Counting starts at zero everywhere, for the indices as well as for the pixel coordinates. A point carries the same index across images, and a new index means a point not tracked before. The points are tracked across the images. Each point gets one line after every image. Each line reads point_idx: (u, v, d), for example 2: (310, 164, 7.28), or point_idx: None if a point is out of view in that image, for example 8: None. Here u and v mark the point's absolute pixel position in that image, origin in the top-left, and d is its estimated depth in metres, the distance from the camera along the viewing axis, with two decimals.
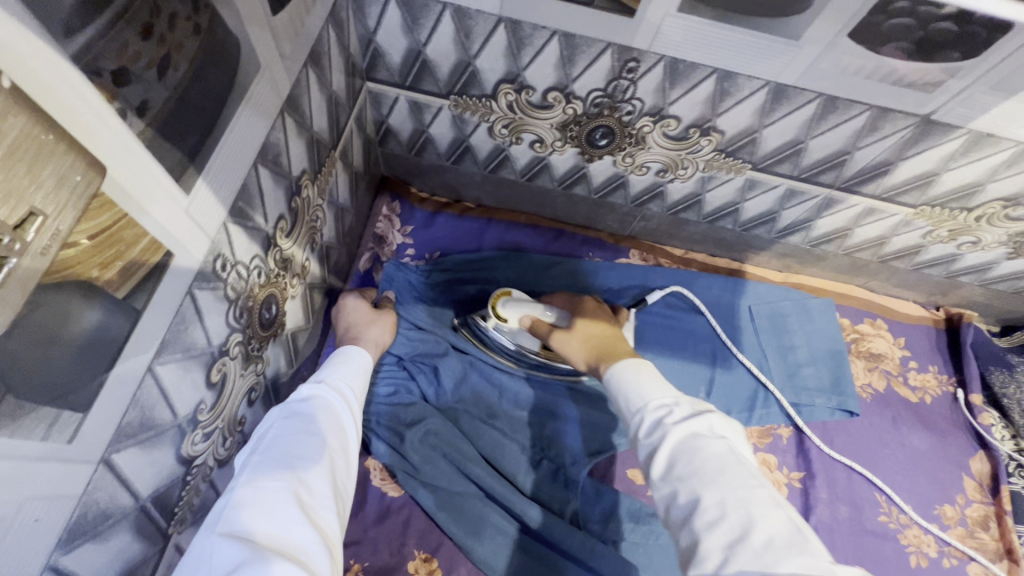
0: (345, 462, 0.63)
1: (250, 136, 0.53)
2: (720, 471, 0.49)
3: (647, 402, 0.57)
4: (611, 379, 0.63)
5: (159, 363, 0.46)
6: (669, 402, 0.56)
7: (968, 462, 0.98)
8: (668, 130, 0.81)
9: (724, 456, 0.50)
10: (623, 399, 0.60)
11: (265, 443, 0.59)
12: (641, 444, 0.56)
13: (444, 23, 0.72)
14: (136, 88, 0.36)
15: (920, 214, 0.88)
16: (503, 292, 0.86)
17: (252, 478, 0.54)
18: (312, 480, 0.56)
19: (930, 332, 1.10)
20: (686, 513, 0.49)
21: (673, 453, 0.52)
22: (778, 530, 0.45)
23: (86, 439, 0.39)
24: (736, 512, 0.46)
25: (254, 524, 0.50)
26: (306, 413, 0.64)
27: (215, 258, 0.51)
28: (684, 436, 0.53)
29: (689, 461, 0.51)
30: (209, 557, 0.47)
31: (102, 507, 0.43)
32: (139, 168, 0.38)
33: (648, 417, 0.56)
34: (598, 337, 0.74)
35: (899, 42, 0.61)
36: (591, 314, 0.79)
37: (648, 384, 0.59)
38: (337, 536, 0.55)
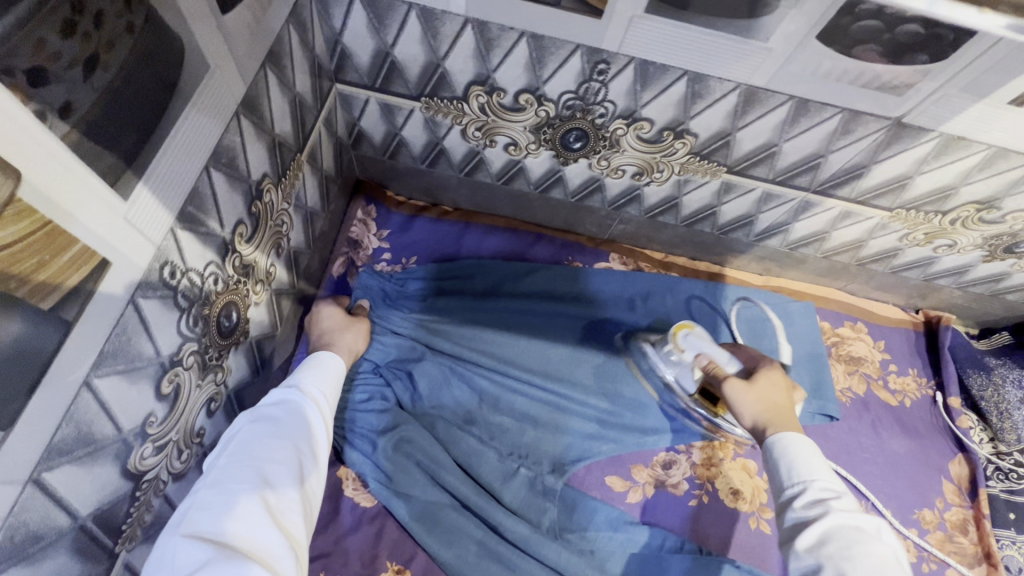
0: (316, 465, 0.62)
1: (200, 139, 0.51)
2: (880, 568, 0.51)
3: (814, 480, 0.59)
4: (773, 443, 0.64)
5: (98, 376, 0.44)
6: (837, 489, 0.58)
7: (947, 466, 0.98)
8: (642, 132, 0.80)
9: (884, 557, 0.52)
10: (783, 465, 0.62)
11: (231, 447, 0.58)
12: (793, 512, 0.59)
13: (411, 24, 0.71)
14: (57, 88, 0.34)
15: (896, 217, 0.88)
16: (687, 323, 0.85)
17: (218, 479, 0.54)
18: (280, 482, 0.56)
19: (909, 335, 1.10)
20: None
21: (830, 532, 0.55)
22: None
23: (7, 460, 0.37)
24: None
25: (218, 526, 0.50)
26: (276, 418, 0.62)
27: (162, 265, 0.49)
28: (848, 523, 0.55)
29: (848, 546, 0.53)
30: (172, 559, 0.47)
31: (32, 529, 0.41)
32: (65, 172, 0.36)
33: (811, 494, 0.58)
34: (775, 401, 0.70)
35: (868, 44, 0.60)
36: (778, 377, 0.74)
37: (815, 464, 0.61)
38: (302, 538, 0.56)
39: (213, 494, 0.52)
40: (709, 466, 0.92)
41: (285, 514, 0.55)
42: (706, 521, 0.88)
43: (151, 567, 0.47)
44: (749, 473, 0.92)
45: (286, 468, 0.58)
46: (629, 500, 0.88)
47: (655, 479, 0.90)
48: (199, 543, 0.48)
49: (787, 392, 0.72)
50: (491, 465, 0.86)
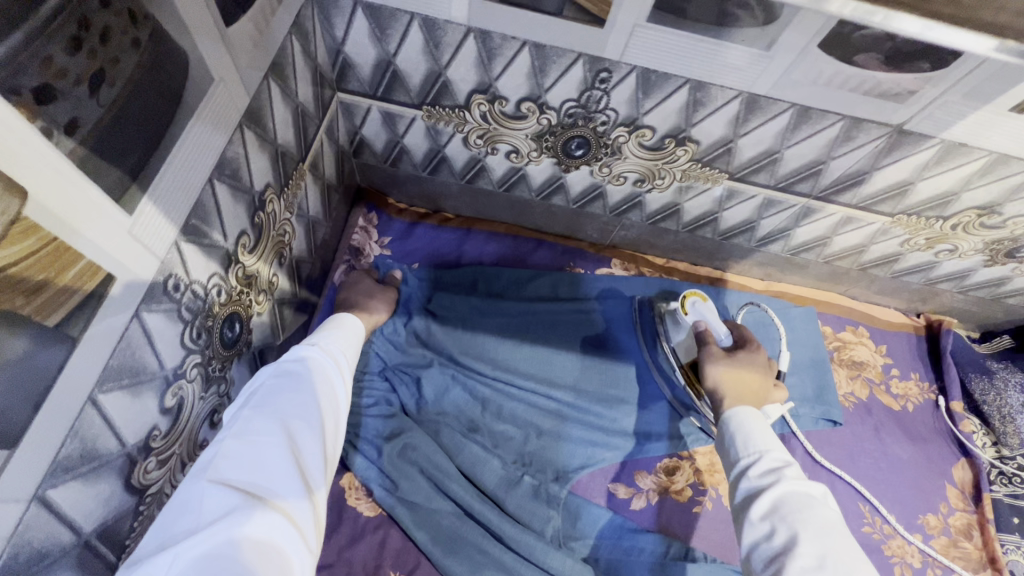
0: (336, 421, 0.62)
1: (205, 151, 0.51)
2: (826, 533, 0.51)
3: (768, 451, 0.60)
4: (731, 416, 0.66)
5: (102, 392, 0.44)
6: (789, 460, 0.59)
7: (950, 471, 0.98)
8: (644, 140, 0.80)
9: (832, 522, 0.53)
10: (740, 437, 0.63)
11: (255, 398, 0.57)
12: (747, 482, 0.59)
13: (413, 34, 0.71)
14: (63, 105, 0.34)
15: (897, 222, 0.88)
16: (698, 294, 0.88)
17: (242, 430, 0.52)
18: (304, 436, 0.55)
19: (911, 339, 1.10)
20: (776, 553, 0.52)
21: (781, 499, 0.55)
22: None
23: (11, 480, 0.37)
24: (835, 567, 0.48)
25: (244, 475, 0.49)
26: (298, 374, 0.61)
27: (166, 278, 0.49)
28: (799, 491, 0.55)
29: (799, 512, 0.53)
30: (198, 503, 0.46)
31: (36, 547, 0.41)
32: (71, 190, 0.36)
33: (764, 463, 0.59)
34: (745, 384, 0.72)
35: (870, 53, 0.60)
36: (759, 366, 0.76)
37: (771, 438, 0.62)
38: (324, 490, 0.55)
39: (239, 444, 0.51)
40: (713, 471, 0.92)
41: (309, 466, 0.54)
42: (711, 529, 0.87)
43: (176, 512, 0.46)
44: None
45: (309, 422, 0.57)
46: (633, 507, 0.88)
47: (660, 485, 0.90)
48: (225, 492, 0.47)
49: (761, 380, 0.74)
50: (495, 472, 0.85)
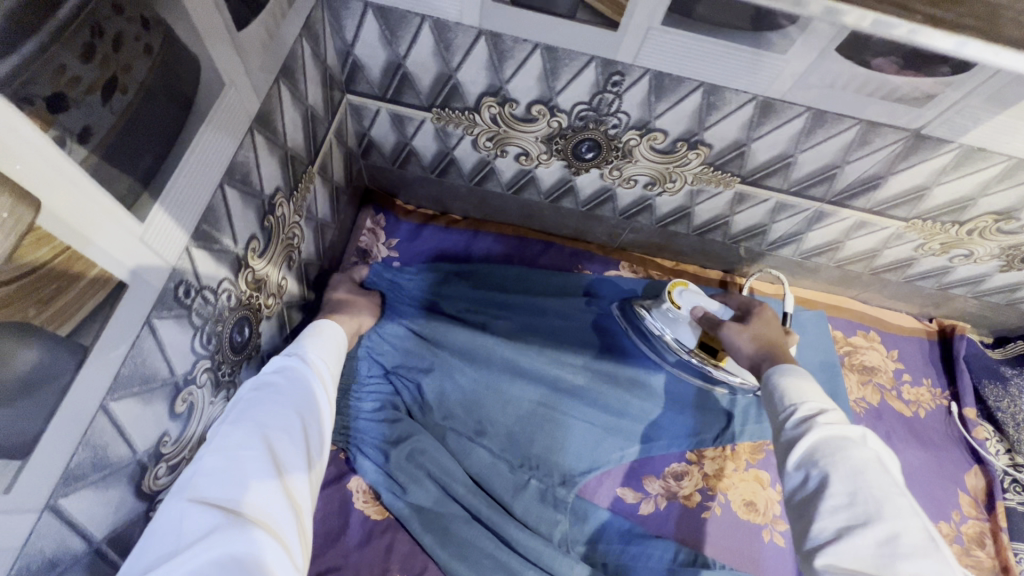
0: (320, 430, 0.61)
1: (214, 156, 0.51)
2: (860, 470, 0.48)
3: (804, 400, 0.55)
4: (770, 374, 0.61)
5: (113, 400, 0.44)
6: (827, 407, 0.54)
7: (963, 478, 0.97)
8: (655, 143, 0.79)
9: (871, 461, 0.49)
10: (775, 393, 0.59)
11: (235, 412, 0.56)
12: (784, 434, 0.55)
13: (424, 36, 0.70)
14: (76, 113, 0.34)
15: (912, 227, 0.87)
16: (680, 282, 0.91)
17: (222, 445, 0.52)
18: (285, 449, 0.55)
19: (922, 345, 1.09)
20: (809, 498, 0.49)
21: (815, 446, 0.51)
22: (908, 530, 0.44)
23: (25, 489, 0.37)
24: (867, 504, 0.46)
25: (226, 492, 0.49)
26: (278, 385, 0.61)
27: (177, 284, 0.49)
28: (834, 435, 0.51)
29: (832, 454, 0.49)
30: (178, 523, 0.46)
31: (48, 556, 0.41)
32: (82, 198, 0.36)
33: (799, 414, 0.55)
34: (769, 337, 0.74)
35: (889, 56, 0.59)
36: (768, 319, 0.79)
37: (809, 390, 0.57)
38: (308, 503, 0.55)
39: (218, 459, 0.50)
40: (721, 477, 0.91)
41: (292, 478, 0.54)
42: (720, 535, 0.87)
43: (157, 532, 0.46)
44: (761, 484, 0.92)
45: (291, 433, 0.57)
46: (642, 512, 0.87)
47: (668, 490, 0.89)
48: (205, 509, 0.47)
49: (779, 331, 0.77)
50: (502, 476, 0.85)
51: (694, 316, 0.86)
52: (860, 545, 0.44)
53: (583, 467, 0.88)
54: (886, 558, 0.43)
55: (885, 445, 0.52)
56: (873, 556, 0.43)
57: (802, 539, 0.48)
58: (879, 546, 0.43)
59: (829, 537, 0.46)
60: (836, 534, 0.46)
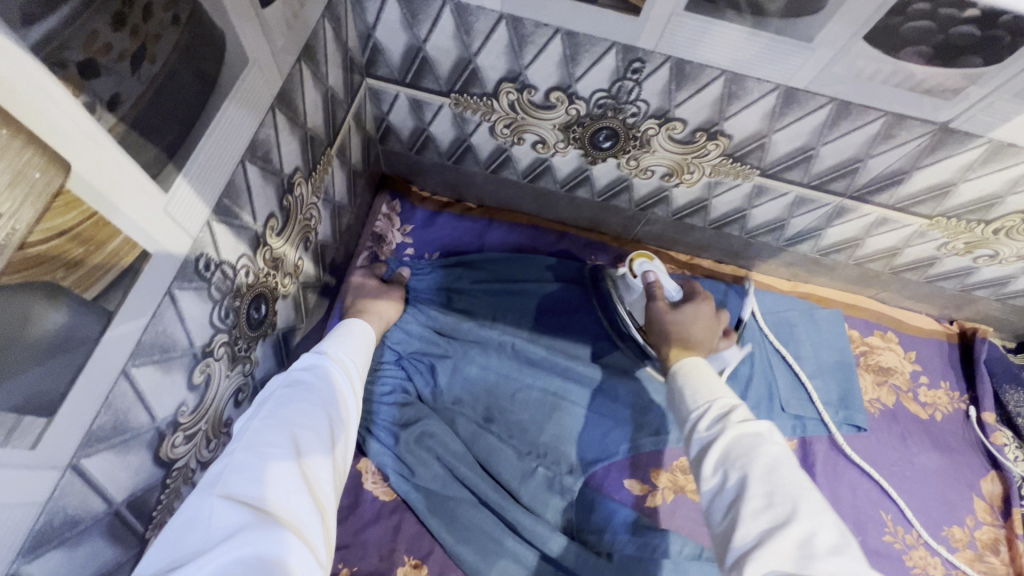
0: (346, 437, 0.60)
1: (237, 133, 0.51)
2: (774, 468, 0.48)
3: (714, 399, 0.56)
4: (678, 372, 0.62)
5: (135, 365, 0.45)
6: (735, 402, 0.55)
7: (979, 483, 0.95)
8: (674, 133, 0.78)
9: (782, 457, 0.49)
10: (685, 394, 0.59)
11: (266, 410, 0.55)
12: (697, 436, 0.54)
13: (444, 20, 0.70)
14: (106, 81, 0.35)
15: (935, 225, 0.85)
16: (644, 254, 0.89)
17: (252, 441, 0.50)
18: (312, 449, 0.53)
19: (942, 347, 1.07)
20: (729, 502, 0.49)
21: (729, 446, 0.51)
22: (823, 529, 0.44)
23: (51, 444, 0.38)
24: (785, 503, 0.46)
25: (255, 490, 0.47)
26: (308, 383, 0.60)
27: (197, 257, 0.50)
28: (744, 433, 0.51)
29: (746, 454, 0.49)
30: (206, 519, 0.44)
31: (70, 513, 0.42)
32: (110, 165, 0.36)
33: (712, 413, 0.55)
34: (688, 332, 0.70)
35: (917, 46, 0.58)
36: (705, 314, 0.74)
37: (713, 386, 0.58)
38: (334, 510, 0.52)
39: (249, 456, 0.49)
40: None
41: (319, 482, 0.51)
42: None
43: (184, 529, 0.44)
44: None
45: (320, 435, 0.55)
46: (649, 504, 0.87)
47: (675, 484, 0.89)
48: (234, 506, 0.45)
49: (707, 332, 0.72)
50: (510, 463, 0.85)
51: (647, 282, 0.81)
52: (780, 548, 0.43)
53: (591, 457, 0.88)
54: (804, 559, 0.42)
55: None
56: (793, 556, 0.42)
57: (726, 550, 0.47)
58: (799, 546, 0.43)
59: (752, 542, 0.45)
60: (759, 538, 0.45)
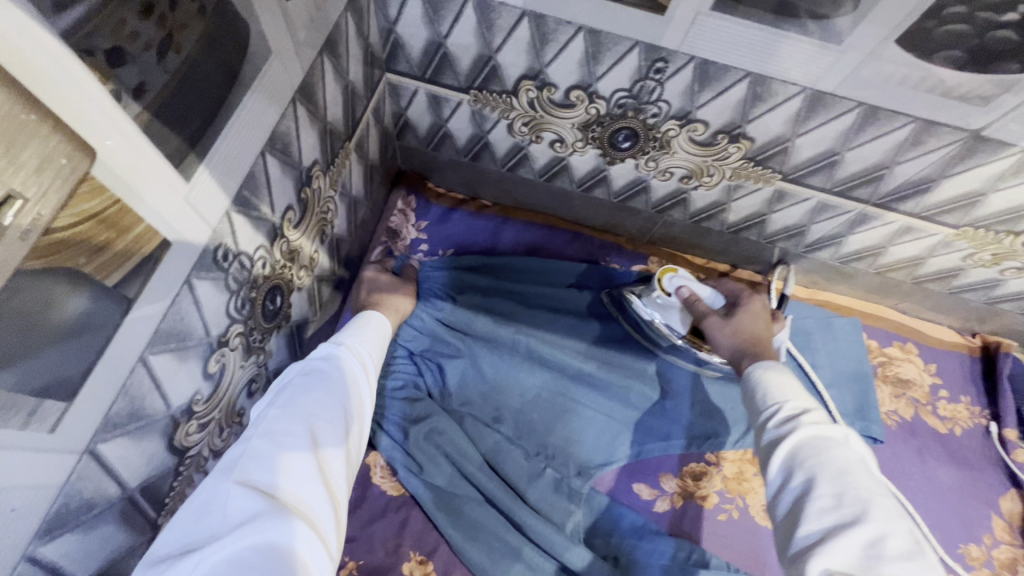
0: (358, 428, 0.59)
1: (258, 125, 0.52)
2: (846, 470, 0.47)
3: (789, 400, 0.55)
4: (754, 371, 0.61)
5: (152, 353, 0.45)
6: (812, 406, 0.54)
7: (998, 501, 0.92)
8: (695, 134, 0.77)
9: (856, 462, 0.48)
10: (759, 392, 0.58)
11: (283, 397, 0.55)
12: (768, 433, 0.54)
13: (466, 16, 0.70)
14: (132, 69, 0.35)
15: (961, 235, 0.83)
16: (669, 266, 0.87)
17: (269, 429, 0.50)
18: (328, 440, 0.53)
19: (963, 360, 1.04)
20: (794, 499, 0.48)
21: (801, 445, 0.50)
22: (895, 533, 0.42)
23: (69, 428, 0.38)
24: (854, 504, 0.44)
25: (272, 479, 0.46)
26: (324, 372, 0.60)
27: (216, 247, 0.50)
28: (819, 435, 0.50)
29: (817, 453, 0.49)
30: (222, 505, 0.44)
31: (86, 497, 0.43)
32: (134, 152, 0.36)
33: (785, 413, 0.54)
34: (751, 331, 0.73)
35: (951, 50, 0.56)
36: (757, 310, 0.77)
37: (790, 387, 0.57)
38: (345, 503, 0.52)
39: (266, 444, 0.49)
40: (741, 480, 0.89)
41: (332, 475, 0.51)
42: (734, 538, 0.85)
43: (198, 512, 0.44)
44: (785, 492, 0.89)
45: (334, 426, 0.54)
46: (657, 509, 0.86)
47: (684, 490, 0.87)
48: (250, 494, 0.44)
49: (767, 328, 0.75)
50: (518, 464, 0.85)
51: (683, 300, 0.83)
52: (846, 546, 0.42)
53: (599, 460, 0.87)
54: (873, 560, 0.41)
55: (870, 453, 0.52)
56: (858, 556, 0.41)
57: (787, 543, 0.46)
58: (865, 547, 0.41)
59: (815, 538, 0.44)
60: (823, 535, 0.44)
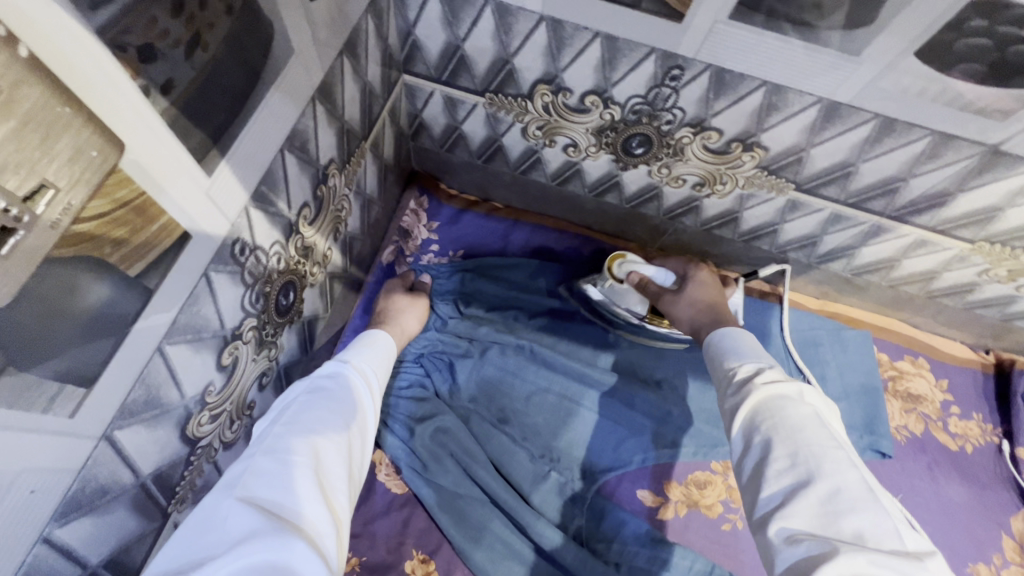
0: (362, 449, 0.59)
1: (278, 121, 0.52)
2: (799, 428, 0.47)
3: (743, 362, 0.56)
4: (716, 339, 0.62)
5: (169, 343, 0.46)
6: (766, 364, 0.55)
7: (1009, 521, 0.91)
8: (709, 142, 0.77)
9: (809, 418, 0.48)
10: (717, 359, 0.60)
11: (288, 415, 0.55)
12: (728, 398, 0.54)
13: (484, 19, 0.70)
14: (161, 66, 0.36)
15: (977, 250, 0.82)
16: (618, 254, 0.90)
17: (273, 447, 0.50)
18: (331, 459, 0.52)
19: (976, 377, 1.02)
20: (754, 465, 0.48)
21: (755, 410, 0.50)
22: (848, 485, 0.43)
23: (89, 414, 0.39)
24: (807, 463, 0.45)
25: (274, 495, 0.46)
26: (330, 392, 0.60)
27: (234, 241, 0.51)
28: (771, 396, 0.50)
29: (770, 417, 0.49)
30: (223, 521, 0.43)
31: (101, 482, 0.44)
32: (160, 147, 0.37)
33: (740, 375, 0.55)
34: (705, 300, 0.76)
35: (970, 64, 0.56)
36: (705, 282, 0.80)
37: (746, 348, 0.58)
38: (347, 524, 0.50)
39: (270, 460, 0.49)
40: None
41: (334, 495, 0.50)
42: (737, 549, 0.84)
43: (198, 527, 0.43)
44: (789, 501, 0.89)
45: (338, 446, 0.54)
46: (660, 516, 0.85)
47: (688, 498, 0.87)
48: (251, 511, 0.44)
49: (719, 295, 0.78)
50: (523, 466, 0.85)
51: (636, 284, 0.84)
52: (805, 506, 0.42)
53: (603, 465, 0.87)
54: (829, 513, 0.42)
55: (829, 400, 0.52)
56: (817, 514, 0.42)
57: (751, 507, 0.47)
58: (823, 504, 0.42)
59: (776, 502, 0.44)
60: (783, 498, 0.44)
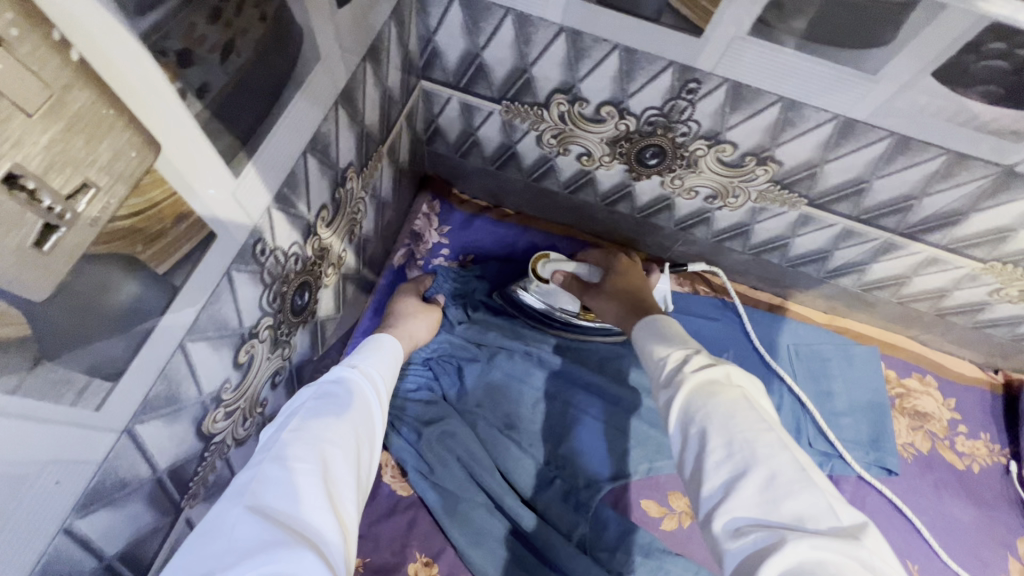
0: (370, 452, 0.59)
1: (303, 125, 0.53)
2: (732, 414, 0.47)
3: (671, 352, 0.55)
4: (642, 335, 0.62)
5: (191, 340, 0.47)
6: (693, 351, 0.54)
7: (1015, 543, 0.90)
8: (723, 155, 0.78)
9: (738, 401, 0.48)
10: (648, 356, 0.59)
11: (295, 421, 0.55)
12: (660, 392, 0.53)
13: (505, 29, 0.71)
14: (198, 70, 0.37)
15: (989, 269, 0.82)
16: (540, 254, 0.90)
17: (281, 454, 0.50)
18: (337, 466, 0.52)
19: (984, 397, 1.02)
20: (694, 457, 0.47)
21: (688, 401, 0.50)
22: (783, 468, 0.43)
23: (113, 407, 0.40)
24: (743, 451, 0.44)
25: (281, 503, 0.46)
26: (337, 398, 0.61)
27: (256, 240, 0.52)
28: (700, 384, 0.50)
29: (702, 406, 0.48)
30: (232, 529, 0.44)
31: (120, 476, 0.45)
32: (193, 150, 0.38)
33: (671, 365, 0.54)
34: (625, 291, 0.77)
35: (987, 85, 0.56)
36: (625, 269, 0.82)
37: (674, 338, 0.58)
38: (355, 529, 0.51)
39: (277, 468, 0.49)
40: None
41: (341, 503, 0.50)
42: None
43: (207, 536, 0.44)
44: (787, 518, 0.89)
45: (344, 452, 0.54)
46: (664, 527, 0.85)
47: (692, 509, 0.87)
48: (259, 520, 0.44)
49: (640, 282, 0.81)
50: (529, 472, 0.85)
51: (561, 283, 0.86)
52: (745, 496, 0.42)
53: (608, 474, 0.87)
54: (770, 497, 0.42)
55: (751, 376, 0.52)
56: (758, 502, 0.42)
57: (695, 500, 0.46)
58: (762, 491, 0.42)
59: (717, 496, 0.44)
60: (723, 490, 0.44)
